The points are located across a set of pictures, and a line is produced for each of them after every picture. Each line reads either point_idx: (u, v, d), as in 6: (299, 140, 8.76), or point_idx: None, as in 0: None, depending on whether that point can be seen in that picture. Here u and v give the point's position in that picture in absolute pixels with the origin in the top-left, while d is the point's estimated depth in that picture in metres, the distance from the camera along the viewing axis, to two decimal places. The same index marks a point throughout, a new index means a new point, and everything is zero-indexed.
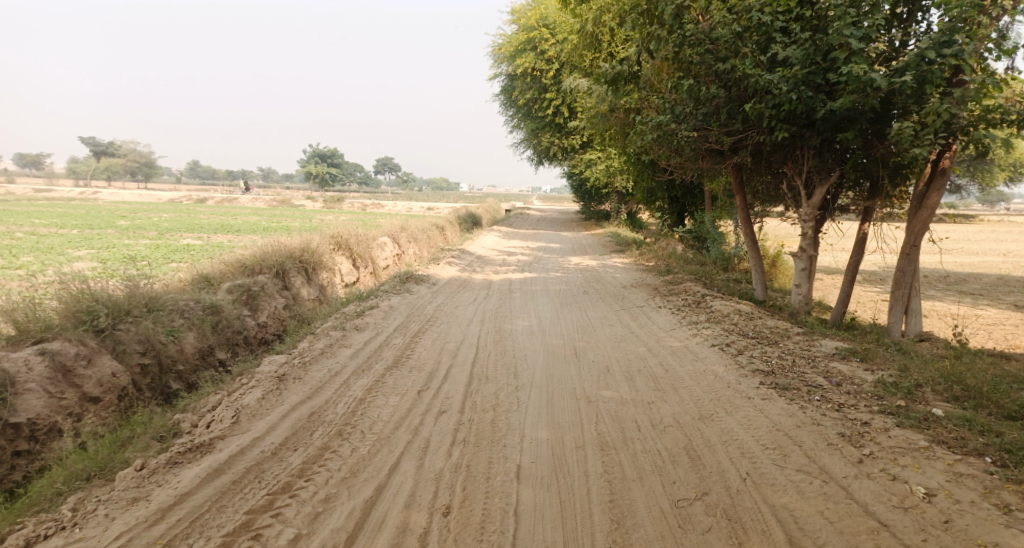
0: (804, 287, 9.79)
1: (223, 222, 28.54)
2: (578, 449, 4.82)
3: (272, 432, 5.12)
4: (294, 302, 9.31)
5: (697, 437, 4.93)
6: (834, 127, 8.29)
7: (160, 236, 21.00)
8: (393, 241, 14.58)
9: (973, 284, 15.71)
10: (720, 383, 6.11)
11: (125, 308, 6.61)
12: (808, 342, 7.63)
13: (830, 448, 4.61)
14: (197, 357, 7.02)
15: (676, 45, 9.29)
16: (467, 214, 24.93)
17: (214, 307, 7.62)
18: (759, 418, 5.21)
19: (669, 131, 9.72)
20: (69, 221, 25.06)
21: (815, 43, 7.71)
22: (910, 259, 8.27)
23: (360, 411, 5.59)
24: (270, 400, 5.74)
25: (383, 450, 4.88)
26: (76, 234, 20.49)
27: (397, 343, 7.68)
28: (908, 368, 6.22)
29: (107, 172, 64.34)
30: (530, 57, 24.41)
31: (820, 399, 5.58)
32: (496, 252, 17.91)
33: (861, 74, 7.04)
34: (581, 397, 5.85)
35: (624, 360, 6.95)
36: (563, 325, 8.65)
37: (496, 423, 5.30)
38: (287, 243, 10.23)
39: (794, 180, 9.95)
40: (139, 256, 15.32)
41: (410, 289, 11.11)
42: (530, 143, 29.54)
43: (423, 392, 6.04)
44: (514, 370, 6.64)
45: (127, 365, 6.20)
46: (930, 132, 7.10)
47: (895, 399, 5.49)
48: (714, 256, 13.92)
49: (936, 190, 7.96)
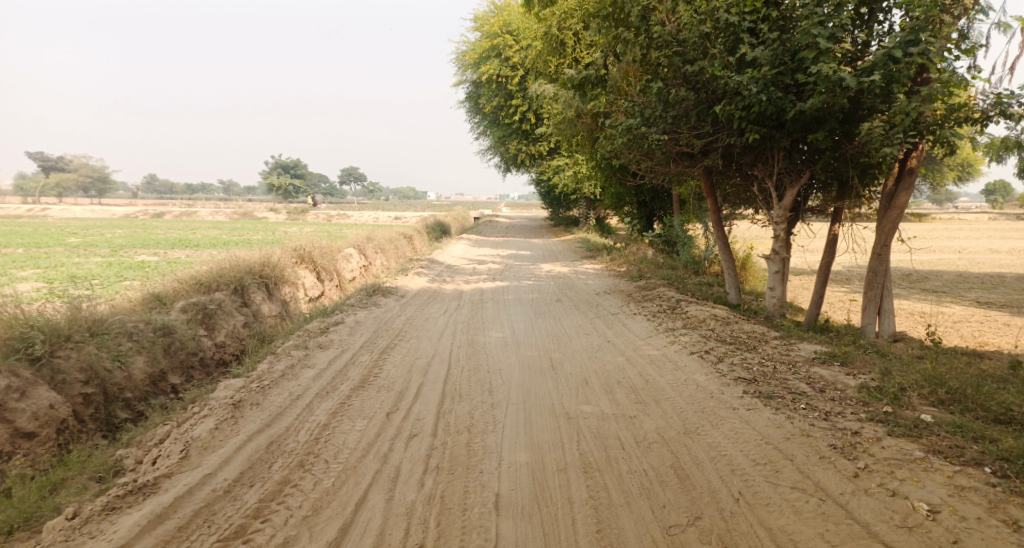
0: (778, 289, 9.68)
1: (181, 237, 27.47)
2: (560, 472, 4.51)
3: (225, 467, 4.68)
4: (254, 320, 8.80)
5: (684, 454, 4.68)
6: (804, 128, 8.20)
7: (113, 253, 20.09)
8: (359, 252, 14.08)
9: (935, 281, 15.95)
10: (703, 393, 5.88)
11: (65, 333, 6.10)
12: (786, 346, 7.49)
13: (823, 461, 4.40)
14: (147, 384, 6.50)
15: (643, 47, 9.13)
16: (434, 223, 24.52)
17: (166, 328, 7.12)
18: (747, 430, 4.99)
19: (639, 135, 9.53)
20: (15, 240, 23.75)
21: (782, 43, 7.59)
22: (881, 259, 8.20)
23: (324, 439, 5.18)
24: (224, 431, 5.29)
25: (349, 482, 4.50)
26: (23, 253, 19.45)
27: (364, 361, 7.27)
28: (890, 371, 6.09)
29: (58, 187, 61.91)
30: (494, 64, 24.20)
31: (806, 407, 5.39)
32: (466, 261, 17.54)
33: (830, 73, 6.94)
34: (560, 413, 5.55)
35: (602, 371, 6.68)
36: (538, 336, 8.36)
37: (472, 447, 4.96)
38: (245, 258, 9.71)
39: (764, 182, 9.85)
40: (87, 275, 14.50)
41: (377, 302, 10.66)
42: (497, 150, 29.33)
43: (392, 414, 5.66)
44: (489, 386, 6.31)
45: (67, 396, 5.68)
46: (900, 131, 7.04)
47: (881, 406, 5.33)
48: (685, 260, 13.78)
49: (905, 190, 7.90)
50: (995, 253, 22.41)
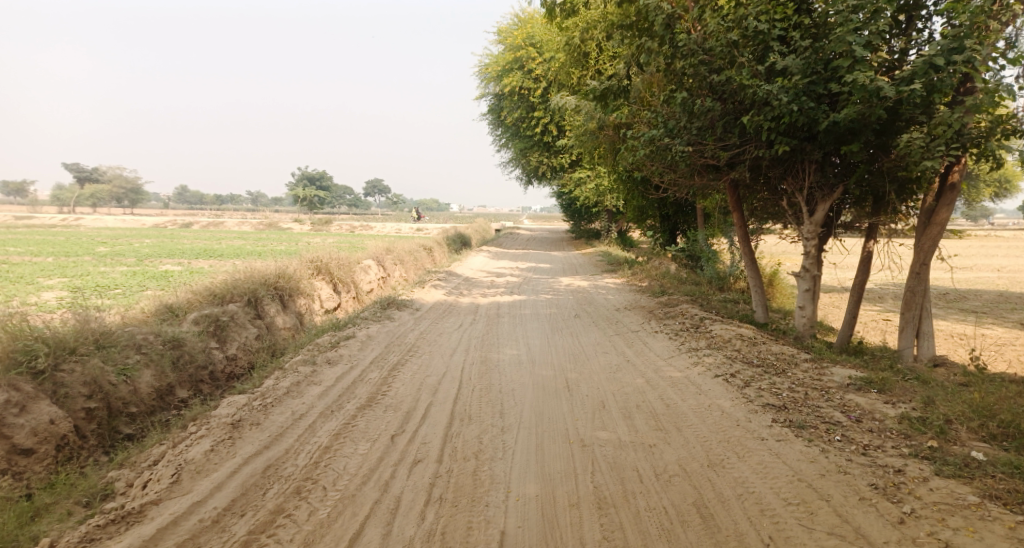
0: (808, 308, 9.19)
1: (206, 247, 27.67)
2: (571, 507, 4.20)
3: (217, 494, 4.48)
4: (267, 332, 8.58)
5: (708, 489, 4.32)
6: (837, 140, 7.75)
7: (138, 262, 20.24)
8: (378, 263, 13.88)
9: (974, 301, 15.21)
10: (728, 421, 5.48)
11: (70, 346, 5.94)
12: (818, 371, 7.03)
13: (863, 503, 4.00)
14: (154, 398, 6.31)
15: (667, 57, 8.81)
16: (455, 235, 24.31)
17: (176, 340, 6.93)
18: (777, 464, 4.59)
19: (662, 146, 9.17)
20: (47, 249, 24.14)
21: (814, 51, 7.22)
22: (920, 278, 7.69)
23: (324, 463, 4.92)
24: (220, 453, 5.06)
25: (345, 514, 4.25)
26: (52, 262, 19.69)
27: (372, 379, 7.00)
28: (933, 400, 5.62)
29: (92, 198, 63.29)
30: (517, 76, 24.07)
31: (842, 440, 4.97)
32: (484, 274, 17.24)
33: (865, 82, 6.55)
34: (574, 440, 5.20)
35: (620, 394, 6.30)
36: (554, 354, 8.00)
37: (479, 476, 4.65)
38: (260, 269, 9.55)
39: (794, 197, 9.42)
40: (110, 284, 14.54)
41: (392, 316, 10.40)
42: (519, 163, 29.14)
43: (397, 436, 5.37)
44: (500, 408, 5.98)
45: (69, 411, 5.49)
46: (941, 143, 6.61)
47: (926, 440, 4.88)
48: (709, 275, 13.32)
49: (945, 205, 7.39)
50: None
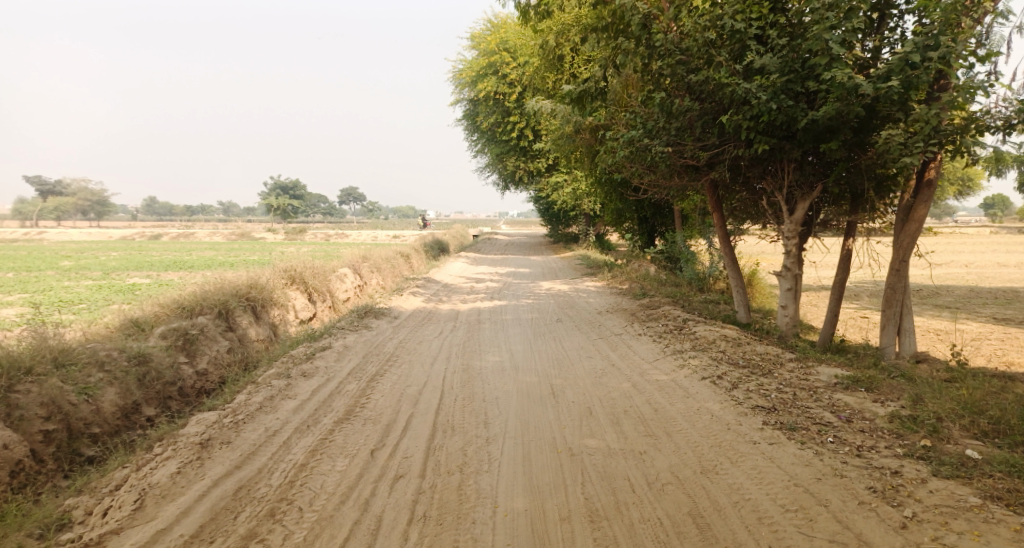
0: (790, 308, 9.15)
1: (176, 258, 26.95)
2: (562, 522, 4.01)
3: (183, 521, 4.21)
4: (239, 345, 8.25)
5: (703, 498, 4.17)
6: (816, 138, 7.70)
7: (105, 276, 19.61)
8: (354, 272, 13.56)
9: (947, 297, 15.39)
10: (719, 425, 5.35)
11: (26, 365, 5.58)
12: (804, 370, 6.96)
13: (862, 508, 3.88)
14: (119, 418, 5.96)
15: (644, 57, 8.72)
16: (433, 241, 24.01)
17: (141, 356, 6.59)
18: (771, 469, 4.46)
19: (641, 147, 9.07)
20: (9, 264, 23.26)
21: (792, 50, 7.16)
22: (900, 275, 7.66)
23: (299, 482, 4.66)
24: (187, 475, 4.78)
25: (323, 536, 4.01)
26: (13, 277, 18.93)
27: (350, 391, 6.74)
28: (922, 398, 5.56)
29: (57, 211, 61.58)
30: (491, 81, 23.92)
31: (835, 441, 4.86)
32: (463, 280, 16.99)
33: (844, 79, 6.50)
34: (562, 449, 5.01)
35: (607, 400, 6.14)
36: (537, 359, 7.81)
37: (464, 491, 4.43)
38: (231, 280, 9.20)
39: (773, 196, 9.39)
40: (74, 299, 13.97)
41: (369, 325, 10.12)
42: (495, 168, 29.00)
43: (377, 451, 5.13)
44: (484, 418, 5.78)
45: (24, 434, 5.12)
46: (920, 139, 6.58)
47: (918, 439, 4.80)
48: (688, 277, 13.26)
49: (923, 202, 7.36)
50: (1005, 267, 21.85)
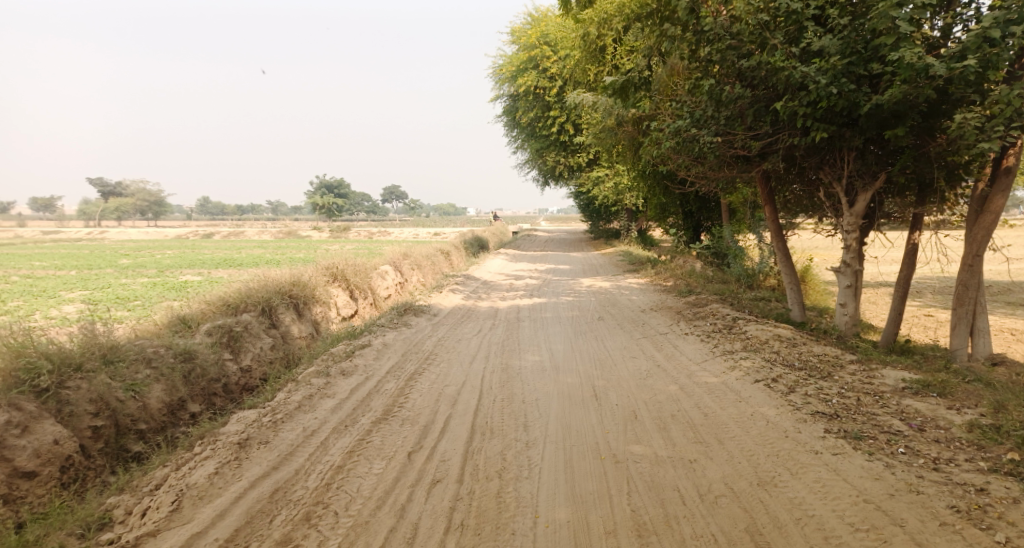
0: (850, 306, 8.62)
1: (226, 256, 27.67)
2: (608, 536, 3.77)
3: (218, 524, 4.14)
4: (282, 342, 8.26)
5: (760, 512, 3.86)
6: (880, 124, 7.19)
7: (159, 274, 20.21)
8: (395, 269, 13.51)
9: (1019, 294, 14.38)
10: (775, 432, 4.99)
11: (76, 362, 5.61)
12: (867, 373, 6.49)
13: (946, 531, 3.55)
14: (164, 414, 5.98)
15: (692, 43, 8.32)
16: (473, 238, 23.93)
17: (187, 352, 6.61)
18: (836, 482, 4.11)
19: (689, 138, 8.69)
20: (73, 262, 24.27)
21: (854, 30, 6.70)
22: (973, 271, 7.07)
23: (336, 485, 4.54)
24: (225, 476, 4.72)
25: (359, 544, 3.87)
26: (75, 275, 19.71)
27: (388, 390, 6.61)
28: (1004, 405, 5.08)
29: (117, 211, 64.28)
30: (532, 75, 23.67)
31: (907, 452, 4.47)
32: (504, 277, 16.79)
33: (913, 59, 6.00)
34: (606, 455, 4.76)
35: (653, 403, 5.84)
36: (579, 359, 7.55)
37: (503, 498, 4.22)
38: (274, 277, 9.22)
39: (831, 187, 8.85)
40: (128, 296, 14.36)
41: (409, 322, 10.02)
42: (535, 164, 28.73)
43: (415, 453, 4.98)
44: (524, 420, 5.55)
45: (74, 430, 5.15)
46: (1000, 122, 6.01)
47: (1003, 452, 4.36)
48: (737, 273, 12.73)
49: (1001, 192, 6.77)
50: None
